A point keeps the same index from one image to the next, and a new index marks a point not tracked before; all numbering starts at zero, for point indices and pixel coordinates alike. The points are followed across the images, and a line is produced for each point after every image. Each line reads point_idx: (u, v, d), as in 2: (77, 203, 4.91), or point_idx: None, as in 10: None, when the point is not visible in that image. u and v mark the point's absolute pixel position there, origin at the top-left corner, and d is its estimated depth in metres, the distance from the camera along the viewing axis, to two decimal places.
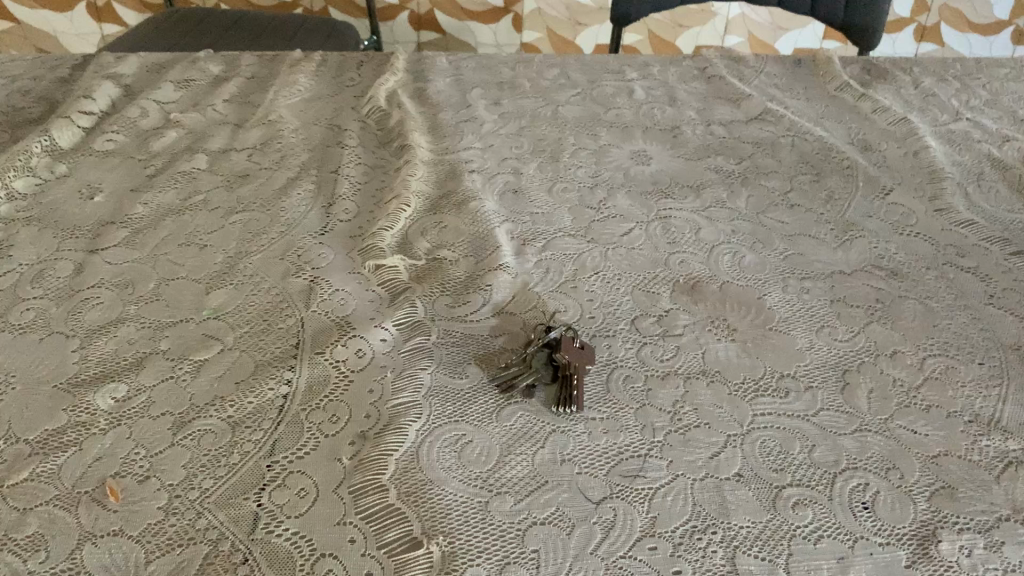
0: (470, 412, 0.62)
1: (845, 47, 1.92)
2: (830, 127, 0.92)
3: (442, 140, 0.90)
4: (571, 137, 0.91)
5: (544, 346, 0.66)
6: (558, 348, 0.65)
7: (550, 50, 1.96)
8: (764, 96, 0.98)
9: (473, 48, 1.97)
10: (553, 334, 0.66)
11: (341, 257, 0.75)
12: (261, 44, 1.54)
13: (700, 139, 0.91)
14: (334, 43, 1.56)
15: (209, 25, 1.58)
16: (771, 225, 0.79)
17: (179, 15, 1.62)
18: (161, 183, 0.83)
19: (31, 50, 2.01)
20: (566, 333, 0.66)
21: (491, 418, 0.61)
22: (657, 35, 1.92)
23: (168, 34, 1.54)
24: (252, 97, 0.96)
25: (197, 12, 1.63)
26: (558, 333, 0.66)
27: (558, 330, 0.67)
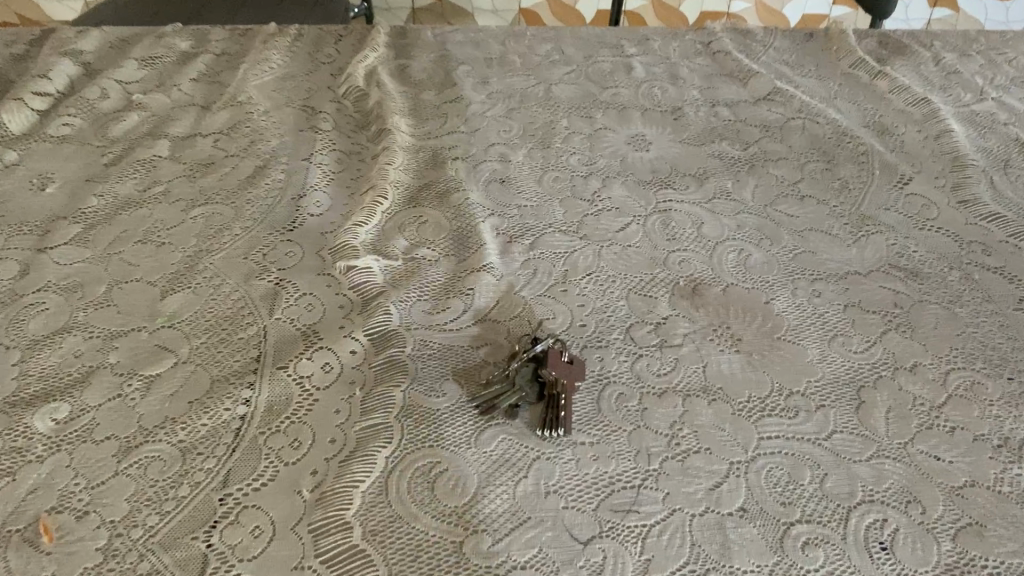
0: (448, 435, 0.56)
1: (856, 13, 1.84)
2: (844, 108, 0.85)
3: (424, 123, 0.83)
4: (564, 120, 0.84)
5: (529, 361, 0.60)
6: (545, 363, 0.59)
7: (550, 16, 1.89)
8: (772, 73, 0.90)
9: (472, 15, 1.89)
10: (540, 347, 0.60)
11: (310, 257, 0.69)
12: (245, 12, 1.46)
13: (704, 121, 0.84)
14: (321, 12, 1.49)
15: None
16: (780, 218, 0.73)
17: None
18: (119, 173, 0.76)
19: (13, 17, 1.94)
20: (553, 346, 0.60)
21: (470, 442, 0.55)
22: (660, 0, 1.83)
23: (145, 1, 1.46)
24: (222, 75, 0.90)
25: None
26: (544, 347, 0.60)
27: (546, 342, 0.60)
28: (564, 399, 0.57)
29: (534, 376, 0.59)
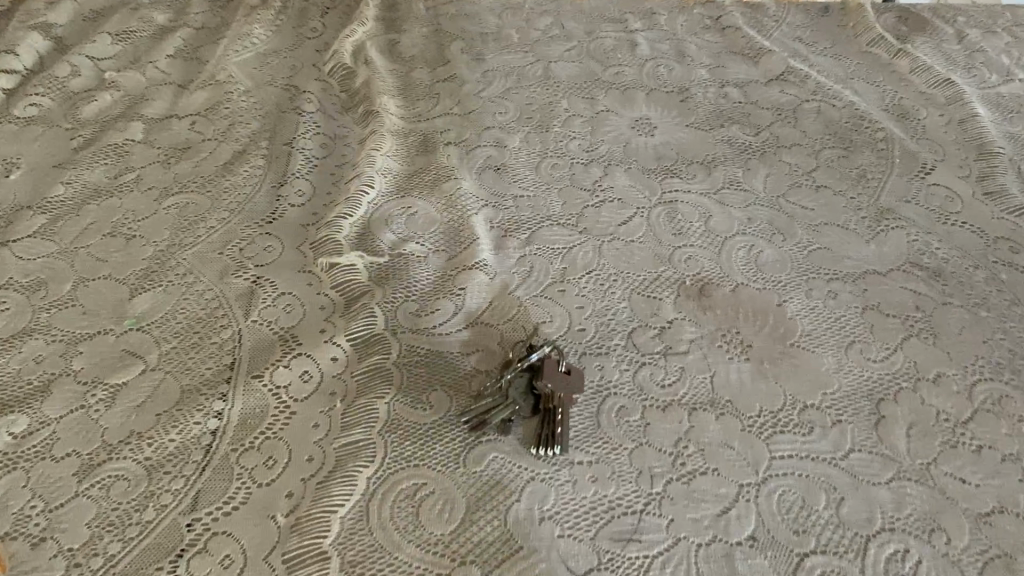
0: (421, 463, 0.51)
1: None
2: (861, 89, 0.80)
3: (415, 104, 0.78)
4: (563, 101, 0.79)
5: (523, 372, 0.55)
6: (539, 376, 0.54)
7: None
8: (786, 51, 0.85)
9: None
10: (535, 357, 0.55)
11: (290, 252, 0.64)
12: None
13: (712, 104, 0.79)
14: None
15: None
16: (793, 211, 0.68)
17: None
18: (88, 158, 0.72)
19: None
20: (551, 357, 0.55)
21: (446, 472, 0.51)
22: None
23: None
24: (200, 51, 0.84)
25: None
26: (541, 358, 0.55)
27: (541, 351, 0.56)
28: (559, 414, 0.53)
29: (527, 390, 0.55)
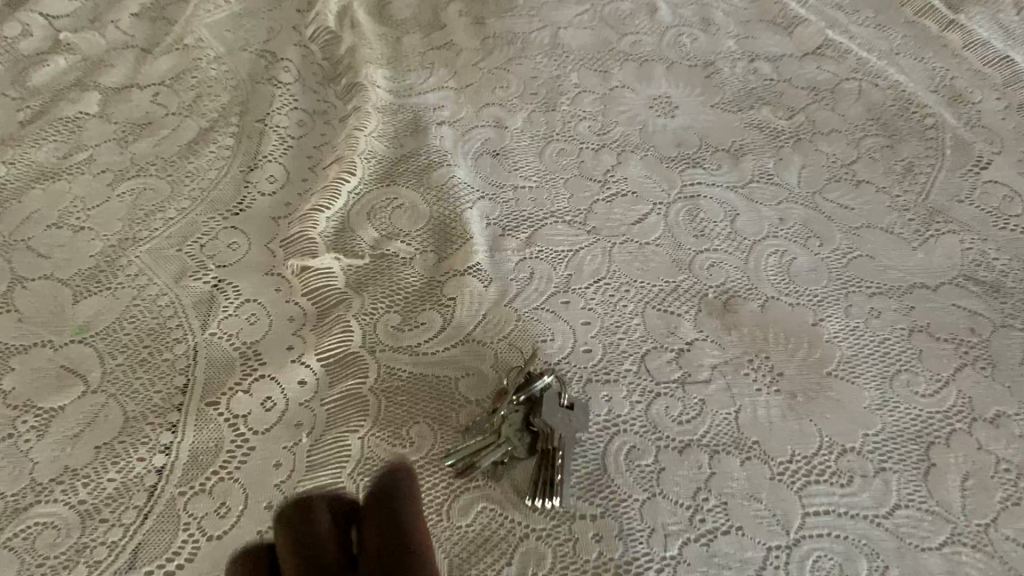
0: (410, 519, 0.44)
1: None
2: (908, 67, 0.71)
3: (405, 76, 0.70)
4: (573, 75, 0.70)
5: (520, 407, 0.47)
6: (538, 413, 0.46)
7: None
8: (823, 20, 0.76)
9: None
10: (533, 390, 0.47)
11: (258, 251, 0.57)
12: None
13: (741, 81, 0.70)
14: None
15: None
16: (831, 211, 0.60)
17: None
18: (36, 134, 0.63)
19: None
20: (551, 391, 0.48)
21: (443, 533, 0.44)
22: None
23: None
24: (169, 9, 0.75)
25: None
26: (540, 392, 0.47)
27: (541, 382, 0.48)
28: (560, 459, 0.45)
29: (525, 428, 0.46)
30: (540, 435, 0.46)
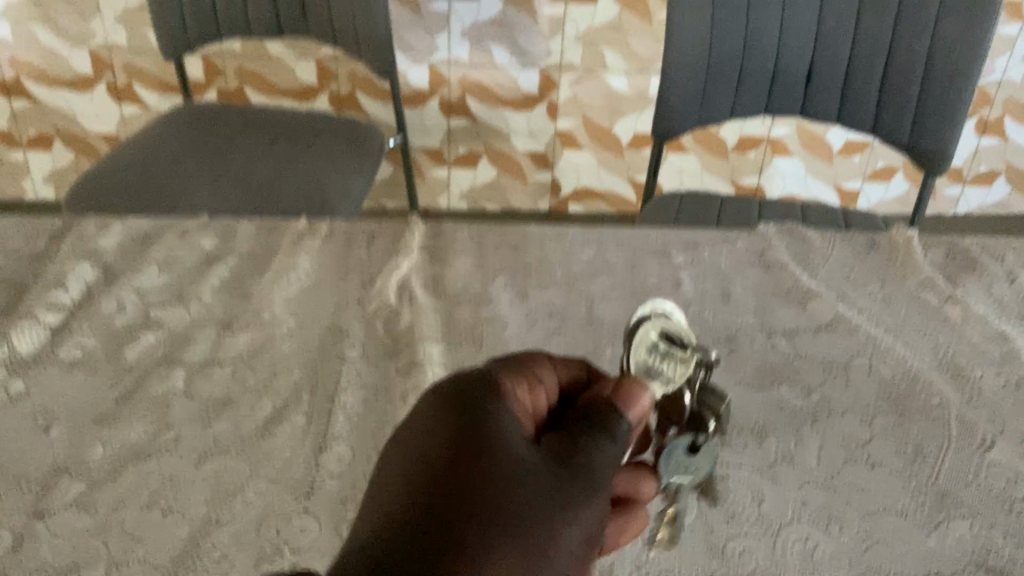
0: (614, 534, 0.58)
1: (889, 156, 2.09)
2: (912, 342, 0.78)
3: (457, 351, 0.78)
4: (608, 350, 0.78)
5: (659, 362, 0.64)
6: (678, 374, 0.64)
7: (587, 138, 1.97)
8: (832, 293, 0.84)
9: (508, 136, 1.96)
10: (671, 348, 0.65)
11: (329, 535, 0.62)
12: (286, 176, 1.57)
13: (760, 356, 0.77)
14: (346, 167, 1.62)
15: (234, 165, 1.60)
16: (849, 493, 0.66)
17: (205, 150, 1.63)
18: (129, 412, 0.71)
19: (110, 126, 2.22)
20: (682, 358, 0.64)
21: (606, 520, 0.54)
22: (711, 146, 2.06)
23: (193, 173, 1.57)
24: (246, 282, 0.84)
25: (227, 148, 1.65)
26: (674, 361, 0.64)
27: (656, 347, 0.65)
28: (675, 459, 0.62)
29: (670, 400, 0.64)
30: (674, 417, 0.64)
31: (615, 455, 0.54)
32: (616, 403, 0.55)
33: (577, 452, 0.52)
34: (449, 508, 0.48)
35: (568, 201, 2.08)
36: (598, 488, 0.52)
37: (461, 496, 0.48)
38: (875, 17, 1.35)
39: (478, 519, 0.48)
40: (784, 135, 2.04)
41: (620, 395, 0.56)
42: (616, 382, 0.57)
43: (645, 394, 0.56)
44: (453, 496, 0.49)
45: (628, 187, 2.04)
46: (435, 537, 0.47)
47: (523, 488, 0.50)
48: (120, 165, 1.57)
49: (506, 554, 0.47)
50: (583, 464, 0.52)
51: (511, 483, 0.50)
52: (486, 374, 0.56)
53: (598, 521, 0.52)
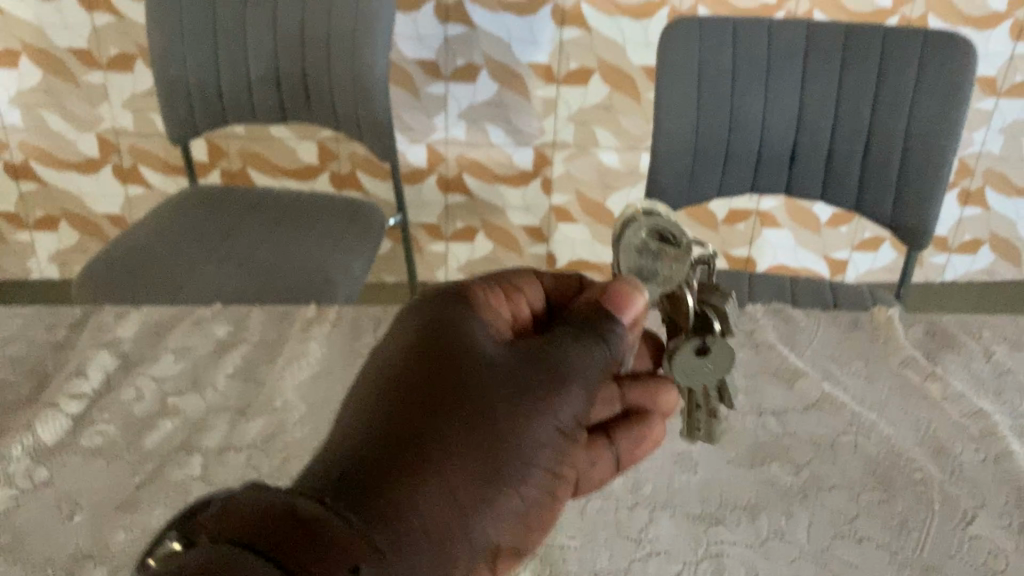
0: (630, 446, 0.72)
1: (875, 232, 2.15)
2: (895, 419, 0.82)
3: None
4: None
5: (654, 265, 0.71)
6: (674, 271, 0.71)
7: (579, 211, 2.19)
8: (818, 371, 0.88)
9: (503, 210, 2.20)
10: (665, 247, 0.71)
11: None
12: (282, 258, 1.62)
13: (751, 435, 0.81)
14: (341, 249, 1.66)
15: (233, 246, 1.64)
16: (838, 568, 0.69)
17: (207, 233, 1.69)
18: (149, 499, 0.74)
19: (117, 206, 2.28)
20: (671, 252, 0.71)
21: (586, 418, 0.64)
22: (702, 220, 2.13)
23: (194, 255, 1.62)
24: (258, 369, 0.88)
25: (229, 229, 1.70)
26: (665, 258, 0.71)
27: (645, 244, 0.72)
28: (684, 365, 0.72)
29: (672, 297, 0.73)
30: (680, 320, 0.73)
31: (598, 356, 0.65)
32: (605, 304, 0.67)
33: (551, 346, 0.64)
34: (437, 390, 0.59)
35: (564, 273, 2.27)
36: (570, 379, 0.62)
37: (450, 379, 0.60)
38: (853, 104, 1.42)
39: (449, 389, 0.59)
40: (773, 209, 2.11)
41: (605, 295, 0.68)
42: (611, 284, 0.69)
43: (637, 299, 0.68)
44: (430, 364, 0.61)
45: None
46: (407, 394, 0.59)
47: (492, 370, 0.61)
48: (125, 248, 1.62)
49: (469, 421, 0.58)
50: (556, 358, 0.63)
51: (483, 366, 0.61)
52: (483, 287, 0.71)
53: (570, 411, 0.62)
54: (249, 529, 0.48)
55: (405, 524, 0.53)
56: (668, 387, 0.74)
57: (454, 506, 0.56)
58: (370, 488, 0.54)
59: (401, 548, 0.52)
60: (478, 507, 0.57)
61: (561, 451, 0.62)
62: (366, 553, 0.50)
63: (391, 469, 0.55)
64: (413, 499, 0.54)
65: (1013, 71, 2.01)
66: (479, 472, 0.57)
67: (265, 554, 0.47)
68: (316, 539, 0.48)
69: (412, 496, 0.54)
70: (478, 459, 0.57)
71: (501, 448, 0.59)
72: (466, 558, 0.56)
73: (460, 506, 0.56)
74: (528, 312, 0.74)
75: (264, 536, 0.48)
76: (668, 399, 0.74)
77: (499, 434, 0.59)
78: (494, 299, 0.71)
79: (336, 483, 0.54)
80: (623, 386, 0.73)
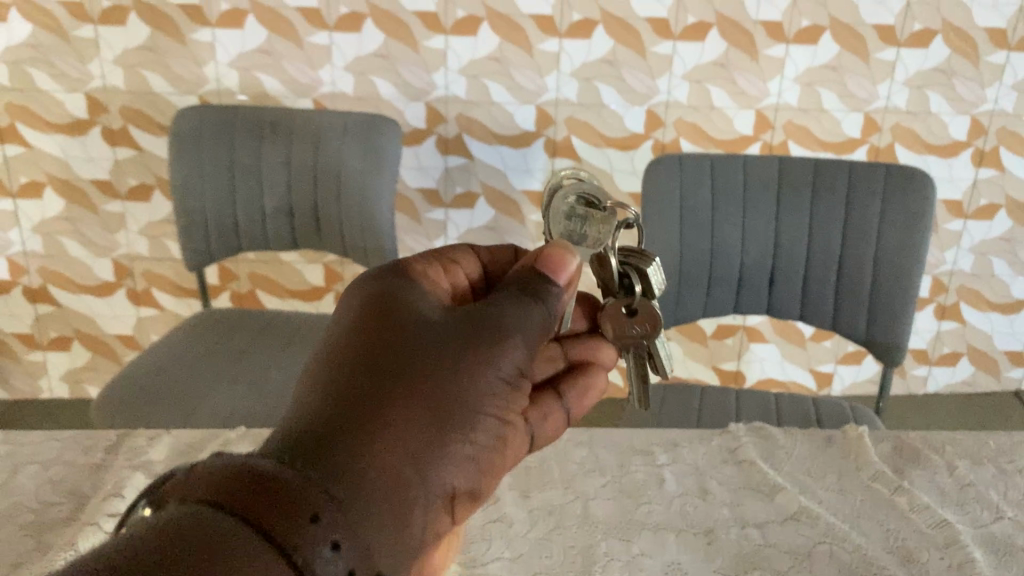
0: (579, 398, 0.86)
1: (857, 350, 2.24)
2: (866, 529, 0.90)
3: (469, 547, 0.88)
4: (602, 543, 0.89)
5: (583, 226, 0.86)
6: (604, 232, 0.85)
7: None
8: (796, 486, 0.96)
9: None
10: (591, 211, 0.87)
11: None
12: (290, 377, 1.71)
13: (735, 546, 0.88)
14: None
15: (244, 365, 1.74)
16: None
17: (219, 352, 1.79)
18: None
19: (129, 327, 2.37)
20: (596, 216, 0.86)
21: (529, 367, 0.73)
22: (692, 335, 2.23)
23: (207, 374, 1.71)
24: None
25: (239, 348, 1.80)
26: (591, 222, 0.86)
27: (573, 208, 0.87)
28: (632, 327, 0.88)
29: (601, 257, 0.88)
30: (609, 278, 0.89)
31: (536, 313, 0.73)
32: (543, 267, 0.77)
33: (490, 308, 0.72)
34: (374, 357, 0.66)
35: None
36: (510, 335, 0.70)
37: (387, 347, 0.67)
38: (824, 233, 1.54)
39: (393, 352, 0.67)
40: (758, 324, 2.21)
41: (541, 254, 0.78)
42: (545, 249, 0.78)
43: (571, 261, 0.77)
44: (371, 334, 0.68)
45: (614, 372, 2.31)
46: (354, 363, 0.66)
47: (430, 334, 0.69)
48: (143, 369, 1.72)
49: (412, 381, 0.65)
50: (495, 317, 0.71)
51: (424, 329, 0.69)
52: (427, 261, 0.81)
53: (512, 360, 0.70)
54: (217, 492, 0.53)
55: (360, 474, 0.60)
56: (605, 344, 0.91)
57: (407, 458, 0.63)
58: (325, 450, 0.60)
59: (359, 499, 0.59)
60: (428, 455, 0.65)
61: (506, 395, 0.70)
62: (326, 505, 0.55)
63: (342, 431, 0.62)
64: (365, 454, 0.61)
65: (977, 195, 2.15)
66: (425, 425, 0.65)
67: (236, 513, 0.52)
68: (277, 492, 0.53)
69: (364, 449, 0.61)
70: (423, 414, 0.65)
71: (446, 402, 0.66)
72: (420, 501, 0.64)
73: (411, 456, 0.64)
74: (465, 281, 0.85)
75: (227, 493, 0.53)
76: (607, 355, 0.90)
77: (443, 388, 0.66)
78: (434, 271, 0.82)
79: (293, 447, 0.60)
80: (564, 345, 0.90)
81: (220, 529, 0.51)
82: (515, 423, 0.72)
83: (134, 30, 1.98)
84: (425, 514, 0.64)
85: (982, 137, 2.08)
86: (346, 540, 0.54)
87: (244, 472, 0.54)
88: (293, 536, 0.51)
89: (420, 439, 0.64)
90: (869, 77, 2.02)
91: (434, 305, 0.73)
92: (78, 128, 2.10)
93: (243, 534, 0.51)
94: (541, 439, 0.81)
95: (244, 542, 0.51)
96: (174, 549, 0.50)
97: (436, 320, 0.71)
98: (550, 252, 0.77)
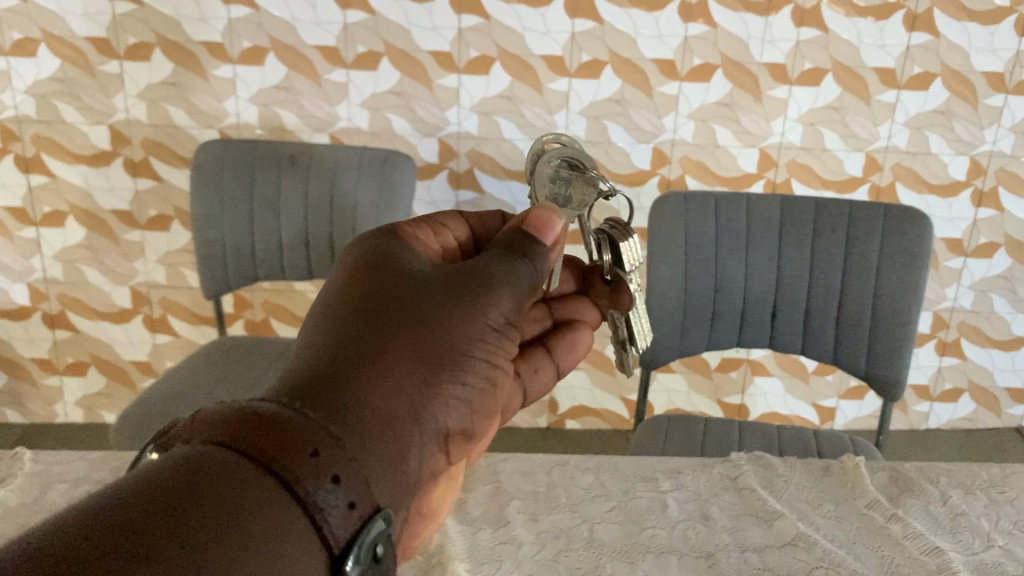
0: (567, 354, 0.99)
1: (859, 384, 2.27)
2: (861, 554, 0.94)
3: (481, 566, 0.92)
4: (608, 565, 0.92)
5: (567, 189, 0.96)
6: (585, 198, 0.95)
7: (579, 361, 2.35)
8: (794, 513, 1.00)
9: None
10: (574, 175, 0.96)
11: None
12: None
13: (735, 569, 0.92)
14: None
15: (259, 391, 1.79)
16: None
17: (234, 378, 1.83)
18: None
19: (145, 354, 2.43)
20: (579, 181, 0.96)
21: (513, 320, 0.80)
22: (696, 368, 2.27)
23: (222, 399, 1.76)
24: None
25: (254, 375, 1.85)
26: (574, 186, 0.96)
27: (559, 170, 0.97)
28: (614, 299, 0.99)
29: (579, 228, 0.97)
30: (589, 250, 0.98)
31: (522, 271, 0.81)
32: (533, 229, 0.85)
33: (477, 268, 0.79)
34: (374, 309, 0.72)
35: (565, 416, 2.38)
36: (494, 290, 0.78)
37: (384, 301, 0.72)
38: (825, 269, 1.59)
39: (388, 305, 0.72)
40: (762, 357, 2.25)
41: (531, 216, 0.86)
42: (533, 212, 0.87)
43: (556, 222, 0.86)
44: (368, 290, 0.73)
45: (620, 405, 2.35)
46: (353, 315, 0.71)
47: (424, 289, 0.75)
48: (161, 394, 1.76)
49: (408, 329, 0.71)
50: (483, 274, 0.78)
51: (416, 285, 0.75)
52: (416, 225, 0.87)
53: (498, 312, 0.77)
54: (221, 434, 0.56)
55: (363, 413, 0.64)
56: (588, 307, 1.03)
57: (404, 397, 0.68)
58: (329, 389, 0.64)
59: (359, 439, 0.62)
60: (424, 395, 0.70)
61: (494, 344, 0.77)
62: (325, 441, 0.58)
63: (342, 372, 0.66)
64: (365, 392, 0.65)
65: (977, 234, 2.20)
66: (420, 368, 0.70)
67: (236, 450, 0.55)
68: (280, 429, 0.57)
69: (366, 388, 0.66)
70: (418, 358, 0.71)
71: (438, 348, 0.72)
72: (418, 439, 0.69)
73: (408, 396, 0.69)
74: (454, 243, 0.91)
75: (232, 433, 0.56)
76: (590, 316, 1.03)
77: (436, 336, 0.72)
78: (424, 235, 0.87)
79: (298, 383, 0.64)
80: (551, 307, 1.03)
81: (227, 461, 0.55)
82: (502, 369, 0.79)
83: (158, 66, 2.05)
84: (422, 450, 0.70)
85: (981, 177, 2.13)
86: (346, 474, 0.57)
87: (247, 415, 0.57)
88: (295, 468, 0.55)
89: (416, 380, 0.70)
90: (870, 118, 2.07)
91: (424, 265, 0.79)
92: (101, 159, 2.17)
93: (245, 470, 0.54)
94: (532, 394, 0.96)
95: (249, 475, 0.54)
96: (186, 483, 0.52)
97: (428, 278, 0.77)
98: (541, 213, 0.86)
